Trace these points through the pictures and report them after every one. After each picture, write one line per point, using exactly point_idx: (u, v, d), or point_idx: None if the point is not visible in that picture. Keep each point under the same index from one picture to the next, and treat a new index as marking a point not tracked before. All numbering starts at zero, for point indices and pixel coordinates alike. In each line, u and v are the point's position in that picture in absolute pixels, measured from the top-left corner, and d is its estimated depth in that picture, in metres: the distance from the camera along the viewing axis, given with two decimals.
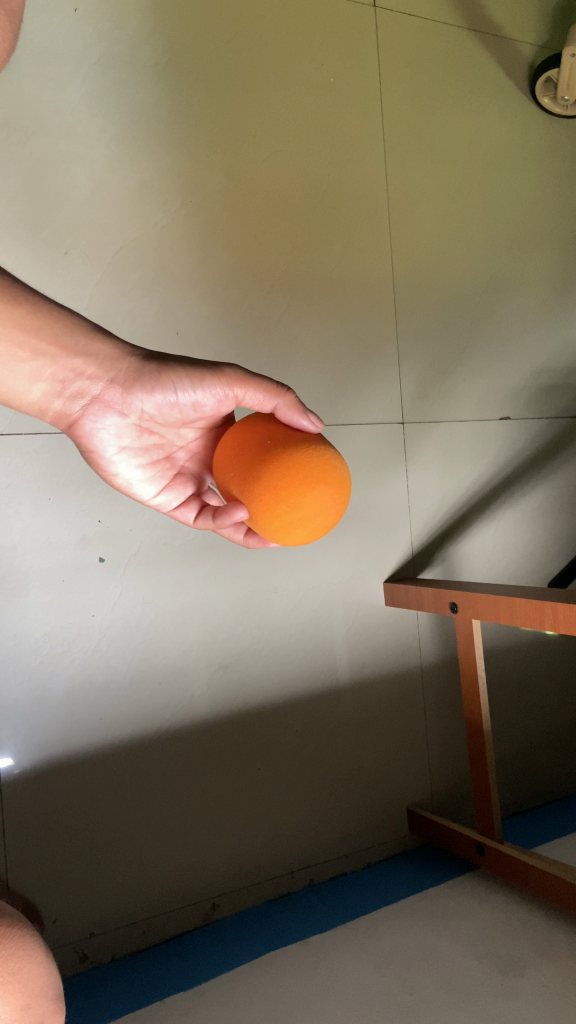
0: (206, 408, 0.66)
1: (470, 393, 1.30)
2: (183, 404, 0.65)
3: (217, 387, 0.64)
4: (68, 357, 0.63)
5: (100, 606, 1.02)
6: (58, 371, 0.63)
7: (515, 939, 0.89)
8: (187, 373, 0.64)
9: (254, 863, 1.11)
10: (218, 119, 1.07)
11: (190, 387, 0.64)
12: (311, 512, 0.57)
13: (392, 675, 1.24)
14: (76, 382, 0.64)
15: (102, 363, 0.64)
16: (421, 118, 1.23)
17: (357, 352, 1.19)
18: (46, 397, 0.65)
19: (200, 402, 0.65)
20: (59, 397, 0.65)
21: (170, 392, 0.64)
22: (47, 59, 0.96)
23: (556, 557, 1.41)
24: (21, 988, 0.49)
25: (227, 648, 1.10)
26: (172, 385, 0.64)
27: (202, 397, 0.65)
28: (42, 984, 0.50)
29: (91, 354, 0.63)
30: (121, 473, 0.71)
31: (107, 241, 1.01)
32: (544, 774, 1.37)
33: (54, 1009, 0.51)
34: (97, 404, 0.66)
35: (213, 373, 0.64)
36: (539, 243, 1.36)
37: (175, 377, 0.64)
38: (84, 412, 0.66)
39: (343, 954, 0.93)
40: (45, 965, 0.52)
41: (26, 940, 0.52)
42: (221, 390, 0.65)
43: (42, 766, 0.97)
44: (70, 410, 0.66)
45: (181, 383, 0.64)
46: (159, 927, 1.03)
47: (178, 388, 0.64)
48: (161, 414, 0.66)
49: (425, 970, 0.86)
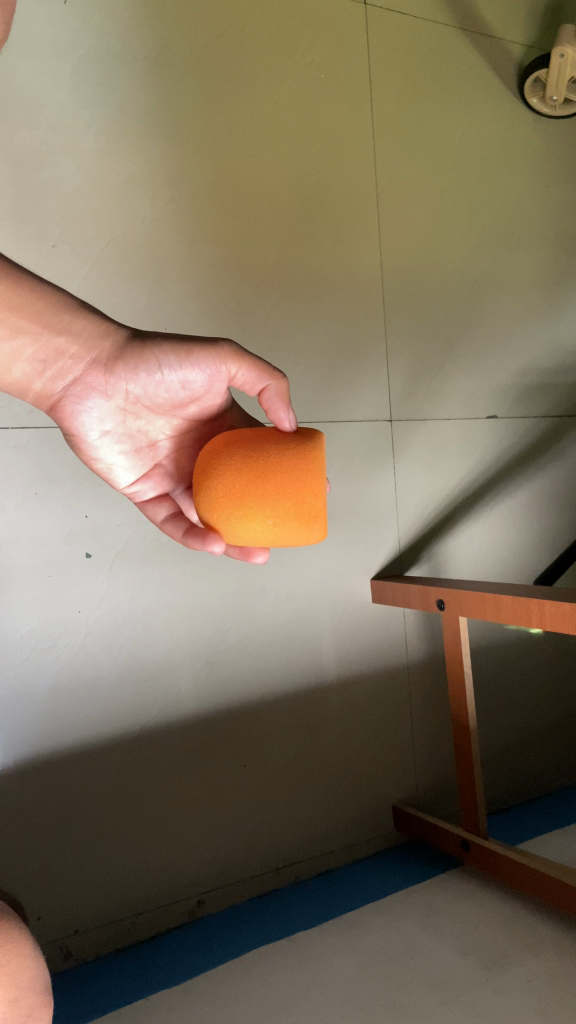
0: (196, 386, 0.66)
1: (457, 392, 1.31)
2: (170, 383, 0.65)
3: (208, 362, 0.64)
4: (49, 334, 0.62)
5: (86, 603, 1.01)
6: (39, 350, 0.62)
7: (499, 936, 0.90)
8: (173, 350, 0.64)
9: (239, 861, 1.11)
10: (207, 114, 1.06)
11: (176, 365, 0.64)
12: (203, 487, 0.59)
13: (378, 674, 1.24)
14: (58, 361, 0.63)
15: (84, 341, 0.63)
16: (410, 117, 1.23)
17: (345, 351, 1.19)
18: (27, 376, 0.64)
19: (188, 380, 0.65)
20: (41, 377, 0.64)
21: (155, 370, 0.64)
22: (35, 50, 0.95)
23: (541, 556, 1.42)
24: (9, 981, 0.48)
25: (213, 646, 1.10)
26: (156, 362, 0.64)
27: (190, 374, 0.65)
28: (29, 977, 0.50)
29: (74, 331, 0.63)
30: (101, 457, 0.71)
31: (95, 235, 1.00)
32: (528, 772, 1.38)
33: (41, 1002, 0.51)
34: (79, 386, 0.66)
35: (202, 349, 0.64)
36: (527, 244, 1.37)
37: (159, 354, 0.64)
38: (66, 393, 0.66)
39: (329, 951, 0.93)
40: (32, 958, 0.52)
41: (13, 934, 0.51)
42: (211, 365, 0.65)
43: (26, 764, 0.97)
44: (52, 390, 0.66)
45: (166, 360, 0.64)
46: (144, 926, 1.03)
47: (163, 366, 0.64)
48: (147, 394, 0.66)
49: (410, 966, 0.86)
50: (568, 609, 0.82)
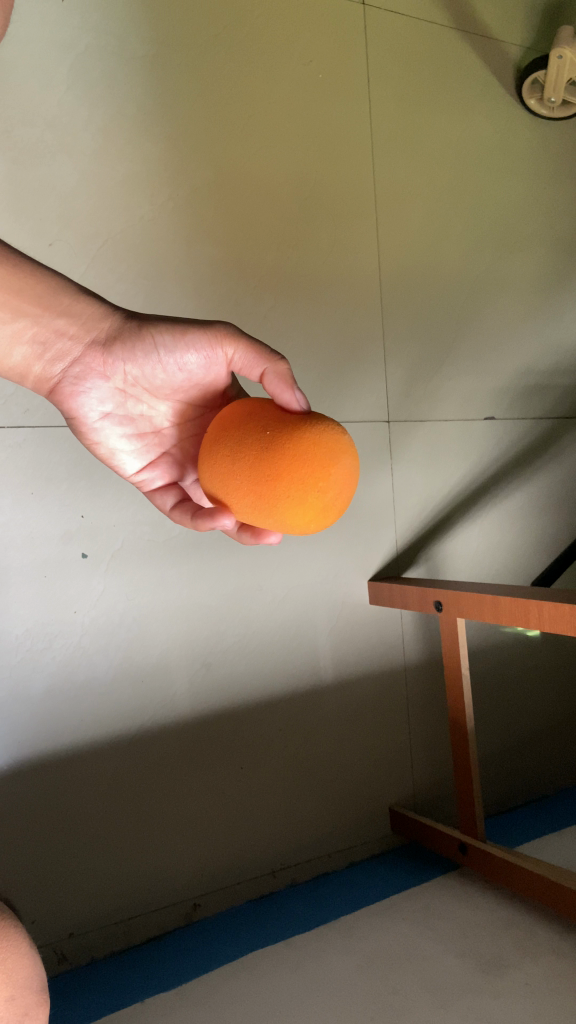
0: (194, 369, 0.65)
1: (455, 393, 1.31)
2: (167, 365, 0.64)
3: (205, 343, 0.63)
4: (50, 316, 0.62)
5: (82, 603, 1.00)
6: (40, 332, 0.63)
7: (496, 939, 0.89)
8: (169, 332, 0.63)
9: (235, 863, 1.10)
10: (206, 113, 1.06)
11: (173, 348, 0.63)
12: (327, 444, 0.52)
13: (375, 674, 1.24)
14: (57, 343, 0.63)
15: (84, 323, 0.63)
16: (409, 117, 1.23)
17: (343, 351, 1.19)
18: (27, 360, 0.64)
19: (186, 362, 0.64)
20: (40, 359, 0.64)
21: (153, 351, 0.63)
22: (33, 47, 0.94)
23: (538, 558, 1.42)
24: (6, 978, 0.47)
25: (210, 647, 1.09)
26: (153, 344, 0.63)
27: (187, 357, 0.64)
28: (26, 975, 0.49)
29: (74, 314, 0.63)
30: (103, 440, 0.70)
31: (92, 233, 1.00)
32: (527, 773, 1.37)
33: (38, 1001, 0.50)
34: (78, 368, 0.65)
35: (196, 329, 0.62)
36: (524, 244, 1.37)
37: (156, 335, 0.63)
38: (65, 376, 0.66)
39: (326, 953, 0.92)
40: (29, 958, 0.51)
41: (8, 932, 0.50)
42: (207, 346, 0.63)
43: (23, 766, 0.96)
44: (51, 374, 0.66)
45: (161, 341, 0.63)
46: (139, 928, 1.02)
47: (159, 348, 0.63)
48: (145, 374, 0.65)
49: (407, 969, 0.86)
50: (566, 609, 0.81)
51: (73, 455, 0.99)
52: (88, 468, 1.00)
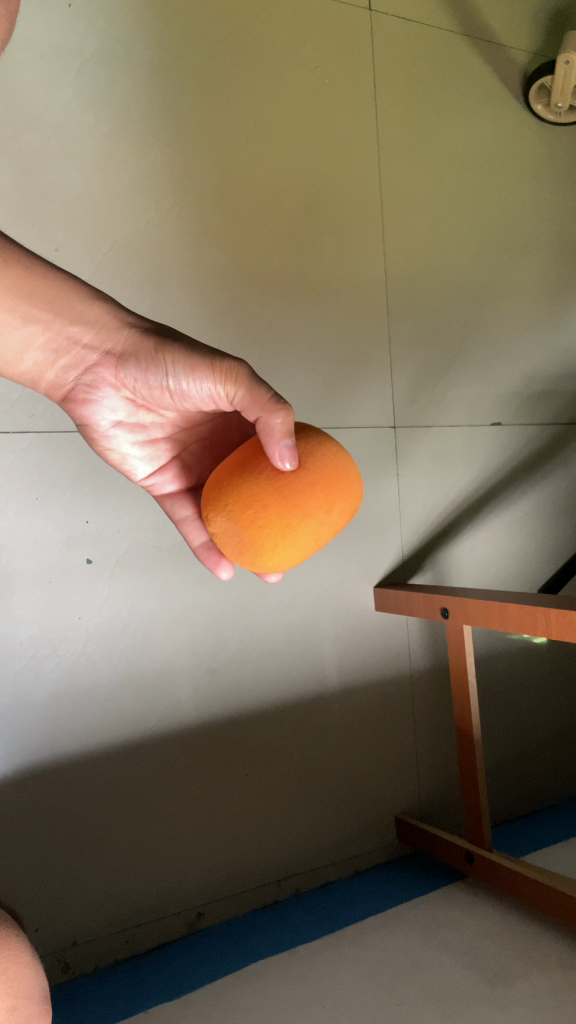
0: (198, 398, 0.60)
1: (460, 399, 1.30)
2: (174, 390, 0.60)
3: (207, 378, 0.57)
4: (62, 322, 0.61)
5: (86, 608, 1.00)
6: (51, 339, 0.62)
7: (504, 951, 0.88)
8: (177, 358, 0.58)
9: (240, 871, 1.09)
10: (212, 118, 1.06)
11: (179, 375, 0.59)
12: (228, 530, 0.52)
13: (381, 681, 1.23)
14: (70, 350, 0.62)
15: (98, 330, 0.62)
16: (415, 121, 1.23)
17: (349, 355, 1.19)
18: (39, 366, 0.64)
19: (190, 391, 0.59)
20: (53, 366, 0.64)
21: (162, 373, 0.60)
22: (40, 55, 0.95)
23: (545, 564, 1.41)
24: (7, 988, 0.46)
25: (214, 654, 1.09)
26: (163, 366, 0.59)
27: (191, 386, 0.59)
28: (27, 984, 0.48)
29: (88, 320, 0.61)
30: (114, 448, 0.70)
31: (98, 239, 1.00)
32: (534, 782, 1.36)
33: (40, 1011, 0.49)
34: (91, 377, 0.64)
35: (201, 361, 0.56)
36: (531, 248, 1.36)
37: (165, 358, 0.59)
38: (78, 383, 0.65)
39: (332, 965, 0.91)
40: (30, 967, 0.50)
41: (10, 942, 0.49)
42: (209, 381, 0.57)
43: (26, 773, 0.95)
44: (64, 380, 0.65)
45: (170, 365, 0.59)
46: (143, 938, 1.01)
47: (168, 371, 0.59)
48: (155, 393, 0.62)
49: (413, 981, 0.84)
50: (574, 617, 0.80)
51: (78, 460, 0.99)
52: (93, 475, 1.00)
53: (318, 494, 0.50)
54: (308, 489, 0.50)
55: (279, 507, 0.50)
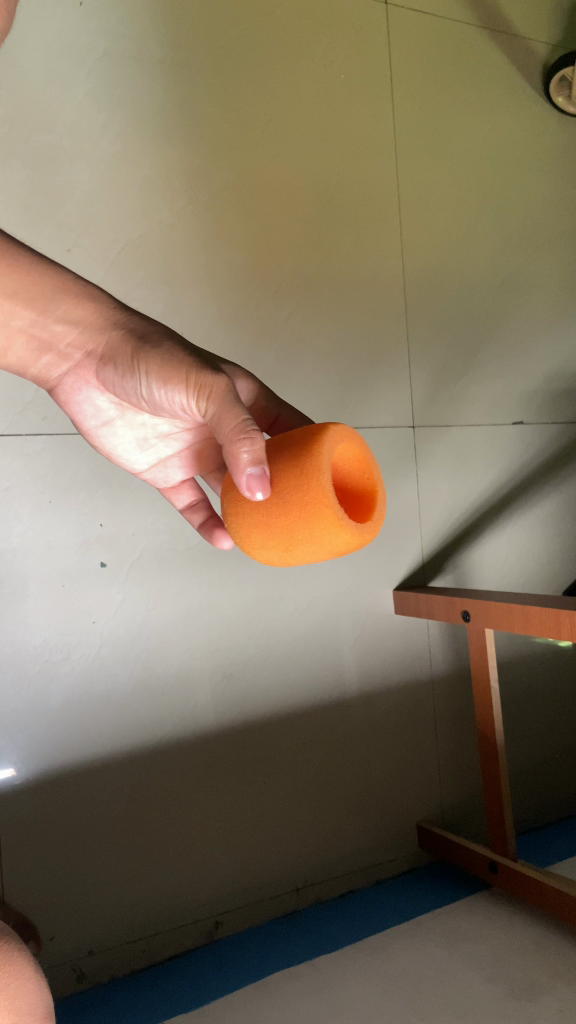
0: (171, 408, 0.55)
1: (480, 398, 1.27)
2: (148, 396, 0.56)
3: (176, 388, 0.51)
4: (46, 320, 0.58)
5: (101, 612, 0.99)
6: (34, 337, 0.60)
7: (530, 963, 0.85)
8: (149, 364, 0.53)
9: (258, 879, 1.07)
10: (225, 116, 1.05)
11: (150, 382, 0.54)
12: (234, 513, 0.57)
13: (401, 686, 1.20)
14: (53, 348, 0.60)
15: (81, 332, 0.59)
16: (431, 114, 1.21)
17: (367, 353, 1.17)
18: (25, 361, 0.62)
19: (161, 400, 0.55)
20: (37, 362, 0.62)
21: (135, 378, 0.56)
22: (51, 56, 0.94)
23: (569, 566, 1.37)
24: (8, 1007, 0.45)
25: (232, 659, 1.07)
26: (136, 371, 0.55)
27: (161, 396, 0.54)
28: (30, 1002, 0.46)
29: (72, 320, 0.58)
30: (104, 441, 0.69)
31: (111, 238, 0.99)
32: (559, 790, 1.32)
33: None
34: (74, 375, 0.62)
35: (170, 369, 0.51)
36: (552, 242, 1.33)
37: (138, 362, 0.55)
38: (62, 380, 0.63)
39: (353, 976, 0.89)
40: (34, 983, 0.48)
41: (15, 957, 0.48)
42: (177, 392, 0.51)
43: (41, 779, 0.94)
44: (49, 375, 0.63)
45: (141, 371, 0.55)
46: (161, 946, 1.00)
47: (141, 377, 0.55)
48: (132, 396, 0.59)
49: (436, 995, 0.82)
50: None
51: (90, 463, 0.99)
52: (106, 479, 0.99)
53: (276, 537, 0.50)
54: (266, 529, 0.50)
55: (245, 532, 0.52)
